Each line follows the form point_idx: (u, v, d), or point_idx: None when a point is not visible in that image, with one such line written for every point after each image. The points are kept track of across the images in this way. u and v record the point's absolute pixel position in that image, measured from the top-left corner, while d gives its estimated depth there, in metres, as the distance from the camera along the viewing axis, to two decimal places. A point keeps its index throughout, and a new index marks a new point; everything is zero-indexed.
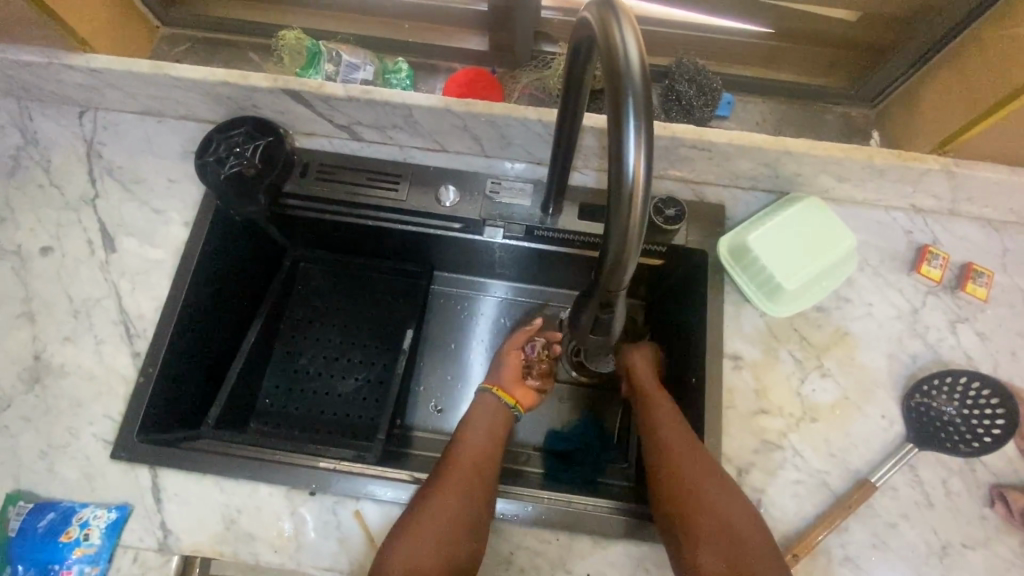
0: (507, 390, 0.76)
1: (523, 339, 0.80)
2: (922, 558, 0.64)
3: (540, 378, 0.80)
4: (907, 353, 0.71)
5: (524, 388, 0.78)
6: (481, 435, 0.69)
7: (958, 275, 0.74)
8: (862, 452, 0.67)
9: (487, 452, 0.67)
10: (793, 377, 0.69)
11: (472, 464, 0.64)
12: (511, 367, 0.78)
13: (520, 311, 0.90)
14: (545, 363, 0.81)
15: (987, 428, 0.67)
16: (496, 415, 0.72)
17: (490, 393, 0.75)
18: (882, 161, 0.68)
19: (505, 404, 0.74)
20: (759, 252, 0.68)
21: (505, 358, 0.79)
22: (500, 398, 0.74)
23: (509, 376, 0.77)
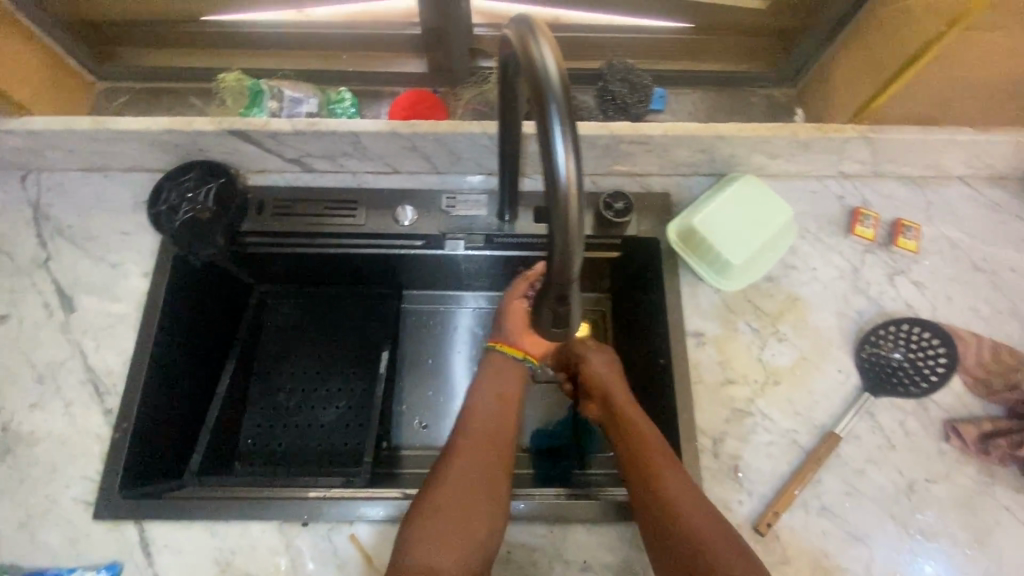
0: (513, 344, 0.70)
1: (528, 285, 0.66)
2: (891, 497, 0.68)
3: None
4: (855, 308, 0.76)
5: (535, 337, 0.69)
6: (488, 416, 0.66)
7: (889, 232, 0.80)
8: (826, 407, 0.71)
9: (496, 434, 0.65)
10: (754, 345, 0.73)
11: (478, 455, 0.62)
12: (516, 318, 0.68)
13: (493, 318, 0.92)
14: None
15: (932, 368, 0.72)
16: (503, 388, 0.68)
17: (494, 349, 0.70)
18: (805, 135, 0.73)
19: (513, 359, 0.69)
20: (705, 232, 0.73)
21: (511, 306, 0.68)
22: (506, 354, 0.70)
23: (516, 326, 0.69)
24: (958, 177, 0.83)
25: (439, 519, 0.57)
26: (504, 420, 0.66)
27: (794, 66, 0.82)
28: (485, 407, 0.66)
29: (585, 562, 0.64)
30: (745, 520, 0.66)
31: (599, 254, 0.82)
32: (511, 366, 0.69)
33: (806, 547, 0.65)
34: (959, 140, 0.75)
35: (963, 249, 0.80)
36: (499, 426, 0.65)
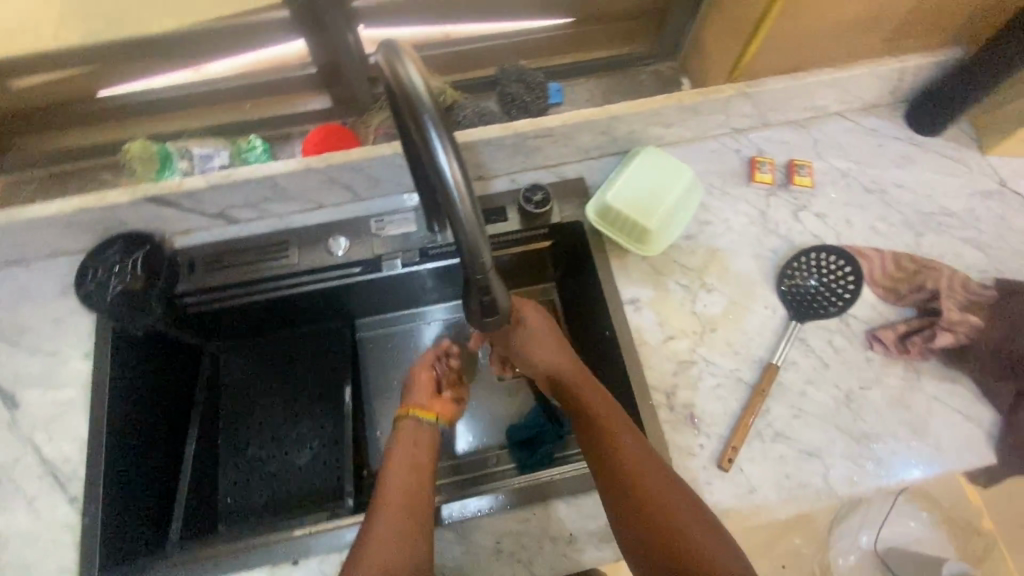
0: (425, 408, 0.79)
1: (432, 359, 0.84)
2: (834, 411, 0.74)
3: (451, 389, 0.84)
4: (769, 248, 0.82)
5: (442, 401, 0.81)
6: (408, 456, 0.72)
7: (786, 173, 0.87)
8: (761, 342, 0.77)
9: (417, 477, 0.69)
10: (685, 301, 0.79)
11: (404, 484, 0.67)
12: (422, 386, 0.81)
13: (447, 330, 0.95)
14: (452, 375, 0.86)
15: (844, 287, 0.79)
16: (416, 437, 0.75)
17: (408, 418, 0.77)
18: (690, 101, 0.80)
19: (426, 422, 0.77)
20: (618, 206, 0.78)
21: (417, 378, 0.82)
22: (421, 417, 0.77)
23: (423, 395, 0.81)
24: (837, 112, 0.91)
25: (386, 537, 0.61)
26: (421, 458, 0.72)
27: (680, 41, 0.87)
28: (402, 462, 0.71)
29: (571, 534, 0.67)
30: (708, 460, 0.71)
31: (531, 245, 0.86)
32: (423, 429, 0.76)
33: (767, 472, 0.70)
34: (826, 79, 0.83)
35: (852, 176, 0.88)
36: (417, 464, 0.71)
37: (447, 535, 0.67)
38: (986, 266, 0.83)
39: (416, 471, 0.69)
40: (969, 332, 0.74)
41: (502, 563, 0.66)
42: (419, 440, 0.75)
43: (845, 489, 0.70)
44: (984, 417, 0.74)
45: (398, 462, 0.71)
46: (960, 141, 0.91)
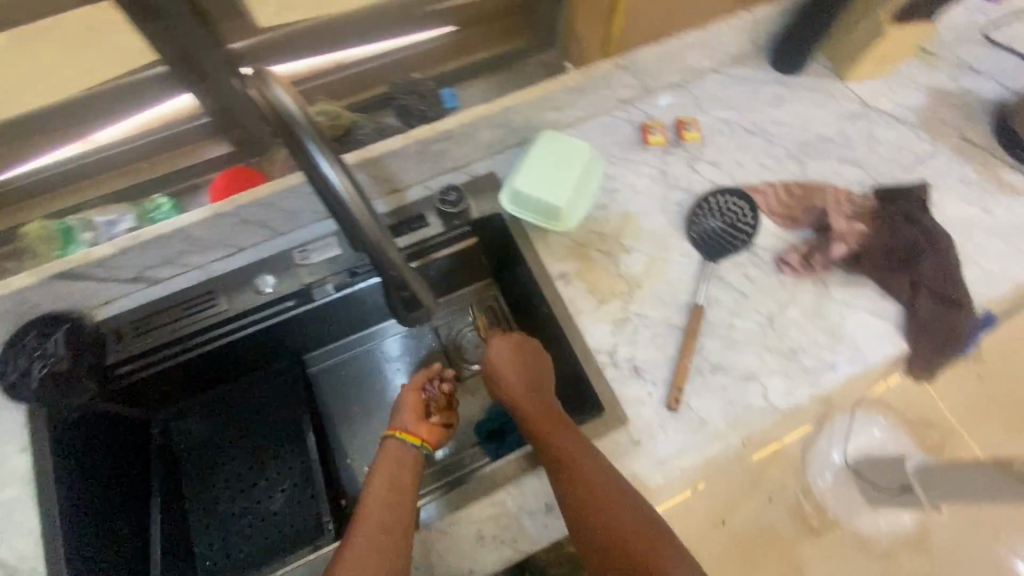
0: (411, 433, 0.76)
1: (424, 380, 0.81)
2: (761, 334, 0.80)
3: (442, 413, 0.81)
4: (675, 201, 0.88)
5: (429, 425, 0.78)
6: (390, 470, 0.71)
7: (676, 131, 0.94)
8: (684, 288, 0.83)
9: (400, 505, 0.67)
10: (609, 265, 0.84)
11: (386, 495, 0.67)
12: (410, 409, 0.79)
13: (399, 346, 0.98)
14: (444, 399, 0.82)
15: (746, 222, 0.85)
16: (402, 456, 0.73)
17: (393, 438, 0.75)
18: (573, 82, 0.85)
19: (411, 446, 0.75)
20: (528, 190, 0.82)
21: (406, 402, 0.79)
22: (404, 440, 0.75)
23: (410, 417, 0.78)
24: (711, 69, 0.99)
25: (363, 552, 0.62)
26: (403, 468, 0.72)
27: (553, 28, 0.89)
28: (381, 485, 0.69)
29: (547, 504, 0.70)
30: (658, 405, 0.76)
31: (461, 245, 0.88)
32: (410, 451, 0.74)
33: (713, 404, 0.76)
34: (691, 40, 0.90)
35: (735, 122, 0.96)
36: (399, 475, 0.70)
37: (431, 535, 0.69)
38: (866, 179, 0.91)
39: (395, 492, 0.68)
40: (859, 239, 0.82)
41: (489, 548, 0.68)
42: (405, 463, 0.73)
43: (784, 402, 0.76)
44: (890, 311, 0.82)
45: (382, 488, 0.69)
46: (821, 74, 1.01)
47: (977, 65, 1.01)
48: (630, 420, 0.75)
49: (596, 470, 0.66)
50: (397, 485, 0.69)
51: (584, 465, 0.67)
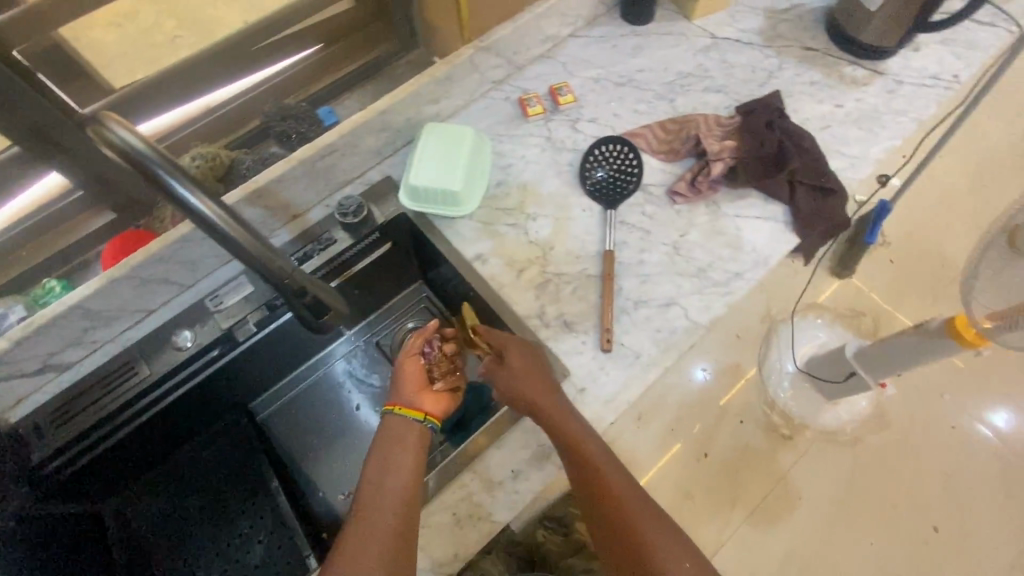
0: (413, 406, 0.75)
1: (419, 344, 0.80)
2: (670, 262, 0.86)
3: (445, 379, 0.80)
4: (566, 162, 0.93)
5: (433, 395, 0.77)
6: (382, 455, 0.70)
7: (552, 98, 0.99)
8: (592, 238, 0.87)
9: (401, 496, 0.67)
10: (519, 235, 0.87)
11: (380, 485, 0.68)
12: (411, 378, 0.77)
13: (345, 368, 0.99)
14: (445, 363, 0.81)
15: (631, 164, 0.91)
16: (397, 435, 0.71)
17: (393, 413, 0.73)
18: (440, 73, 0.88)
19: (414, 420, 0.73)
20: (423, 184, 0.83)
21: (406, 370, 0.78)
22: (407, 415, 0.73)
23: (412, 388, 0.77)
24: (570, 34, 1.05)
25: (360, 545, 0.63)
26: (396, 450, 0.71)
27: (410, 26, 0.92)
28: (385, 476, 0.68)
29: (513, 470, 0.74)
30: (593, 350, 0.80)
31: (374, 254, 0.90)
32: (413, 427, 0.72)
33: (642, 336, 0.81)
34: (542, 10, 0.95)
35: (603, 78, 1.02)
36: (390, 460, 0.69)
37: None
38: (729, 101, 0.99)
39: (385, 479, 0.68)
40: (732, 153, 0.88)
41: (467, 526, 0.71)
42: (405, 441, 0.71)
43: (705, 317, 0.82)
44: (776, 210, 0.89)
45: (388, 479, 0.68)
46: (671, 18, 1.08)
47: None
48: (571, 371, 0.79)
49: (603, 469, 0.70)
50: (387, 471, 0.68)
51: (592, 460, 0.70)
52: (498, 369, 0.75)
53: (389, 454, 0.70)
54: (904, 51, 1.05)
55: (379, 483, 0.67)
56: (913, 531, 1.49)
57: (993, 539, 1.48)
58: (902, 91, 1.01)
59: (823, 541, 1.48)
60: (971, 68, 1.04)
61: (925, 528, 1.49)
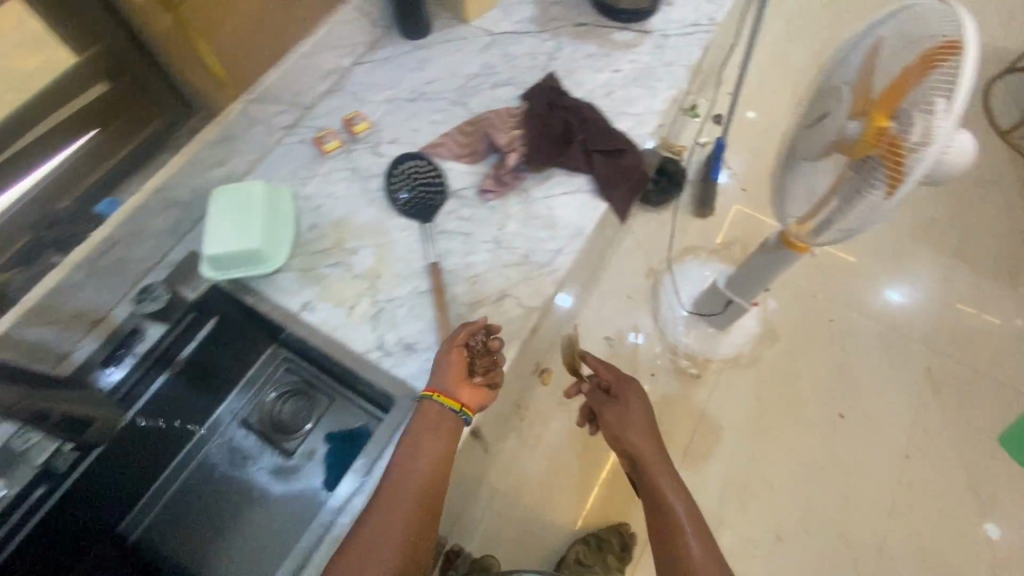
0: (451, 394, 0.73)
1: (465, 335, 0.76)
2: (495, 257, 0.87)
3: (485, 373, 0.76)
4: (374, 187, 0.92)
5: (471, 388, 0.74)
6: (413, 439, 0.70)
7: (347, 129, 0.97)
8: (415, 255, 0.86)
9: (430, 496, 0.67)
10: (342, 273, 0.85)
11: (408, 472, 0.68)
12: (453, 367, 0.74)
13: (219, 454, 0.94)
14: (487, 358, 0.77)
15: (433, 175, 0.92)
16: (433, 421, 0.71)
17: (432, 400, 0.72)
18: (212, 137, 0.85)
19: (451, 410, 0.72)
20: (221, 252, 0.80)
21: (449, 358, 0.75)
22: (443, 404, 0.72)
23: (452, 377, 0.74)
24: (353, 63, 1.05)
25: (370, 530, 0.64)
26: (427, 439, 0.70)
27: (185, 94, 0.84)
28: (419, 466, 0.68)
29: None
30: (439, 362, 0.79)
31: (198, 332, 0.86)
32: (448, 415, 0.71)
33: None
34: (308, 49, 0.94)
35: (394, 98, 1.02)
36: (419, 446, 0.69)
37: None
38: (519, 90, 1.02)
39: (416, 465, 0.68)
40: (520, 141, 0.93)
41: None
42: (440, 427, 0.71)
43: (537, 300, 0.84)
44: (581, 181, 0.94)
45: (419, 466, 0.68)
46: (448, 26, 1.10)
47: None
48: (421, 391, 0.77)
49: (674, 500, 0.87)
50: (414, 454, 0.69)
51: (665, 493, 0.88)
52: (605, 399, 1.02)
53: (417, 442, 0.70)
54: (664, 8, 1.12)
55: (405, 467, 0.68)
56: (823, 421, 1.64)
57: (889, 406, 1.66)
58: (669, 44, 1.08)
59: (751, 456, 1.59)
60: (725, 7, 1.13)
61: (832, 415, 1.65)
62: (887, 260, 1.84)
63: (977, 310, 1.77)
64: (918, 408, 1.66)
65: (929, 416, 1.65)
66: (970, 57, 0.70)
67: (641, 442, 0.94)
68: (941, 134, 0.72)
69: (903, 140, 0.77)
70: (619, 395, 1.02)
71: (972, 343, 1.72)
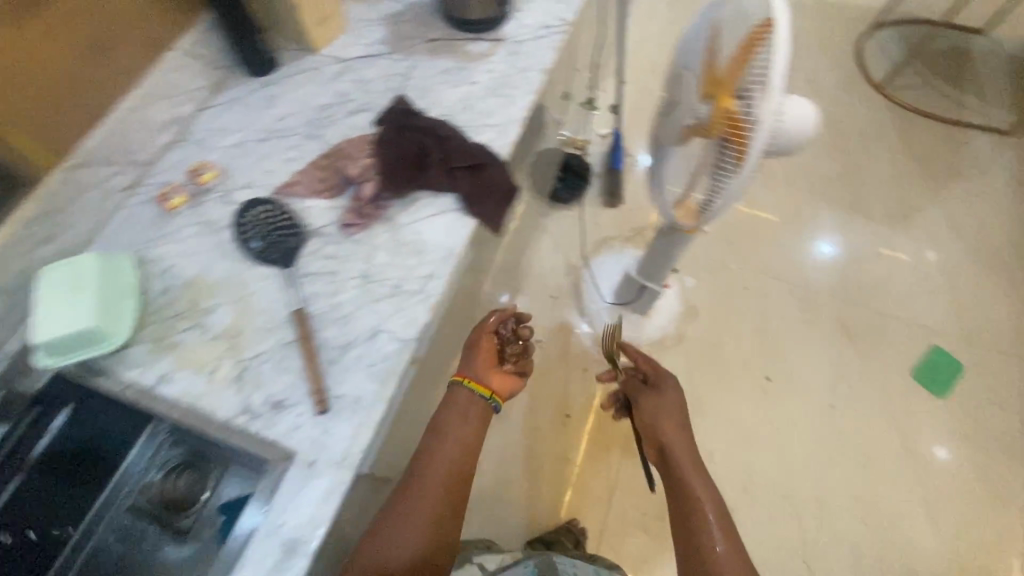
0: (482, 378, 0.98)
1: (496, 326, 1.04)
2: (364, 293, 0.82)
3: (512, 361, 1.04)
4: (226, 239, 0.87)
5: (497, 374, 1.01)
6: (450, 426, 0.90)
7: (193, 181, 0.92)
8: (276, 305, 0.82)
9: (462, 470, 0.87)
10: (199, 336, 0.80)
11: (443, 454, 0.87)
12: (485, 354, 1.02)
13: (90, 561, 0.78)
14: (513, 349, 1.05)
15: (286, 217, 0.87)
16: (465, 408, 0.93)
17: (467, 382, 0.96)
18: (31, 213, 0.78)
19: (481, 393, 0.95)
20: (50, 336, 0.72)
21: (481, 346, 1.02)
22: (473, 386, 0.96)
23: (484, 362, 1.01)
24: (196, 109, 0.99)
25: (412, 503, 0.82)
26: (459, 427, 0.91)
27: (0, 169, 0.75)
28: (454, 446, 0.88)
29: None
30: (308, 417, 0.75)
31: (42, 425, 0.78)
32: (476, 400, 0.94)
33: (357, 378, 0.77)
34: (133, 104, 0.89)
35: (244, 141, 0.97)
36: (454, 434, 0.89)
37: None
38: (376, 115, 0.97)
39: (449, 448, 0.88)
40: (374, 169, 0.88)
41: None
42: (469, 411, 0.93)
43: (412, 331, 0.80)
44: (447, 201, 0.91)
45: (450, 447, 0.88)
46: (296, 58, 1.06)
47: None
48: (293, 448, 0.73)
49: (696, 478, 1.00)
50: (450, 439, 0.88)
51: (690, 472, 1.01)
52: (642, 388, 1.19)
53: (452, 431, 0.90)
54: (516, 14, 1.11)
55: (443, 448, 0.88)
56: (751, 387, 1.71)
57: (810, 361, 1.74)
58: (524, 50, 1.07)
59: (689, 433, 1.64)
60: (575, 6, 1.13)
61: (760, 379, 1.71)
62: (789, 224, 1.95)
63: (874, 258, 1.90)
64: (836, 358, 1.75)
65: (846, 364, 1.74)
66: (782, 27, 0.76)
67: (673, 425, 1.08)
68: (773, 99, 0.77)
69: (747, 110, 0.83)
70: (656, 385, 1.18)
71: (873, 290, 1.85)
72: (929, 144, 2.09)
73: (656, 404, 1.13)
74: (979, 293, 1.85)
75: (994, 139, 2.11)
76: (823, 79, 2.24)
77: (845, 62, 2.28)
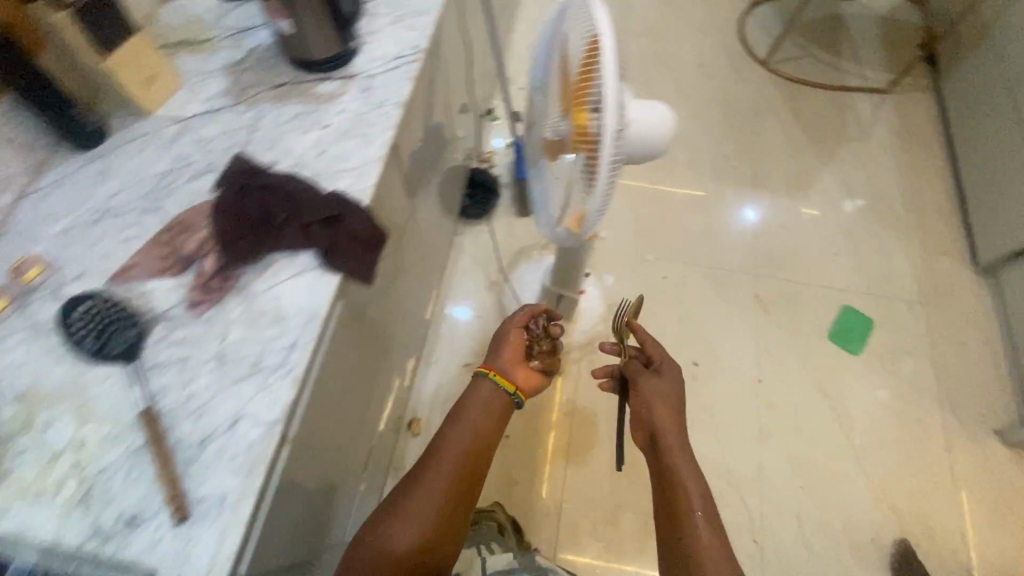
0: (506, 373, 1.15)
1: (521, 321, 1.25)
2: (219, 376, 0.76)
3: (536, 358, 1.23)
4: (58, 341, 0.78)
5: (523, 369, 1.19)
6: (465, 424, 1.05)
7: (15, 280, 0.83)
8: (123, 407, 0.74)
9: (474, 459, 1.03)
10: (34, 458, 0.72)
11: (454, 448, 1.02)
12: (511, 351, 1.20)
13: None
14: (541, 346, 1.27)
15: (121, 307, 0.79)
16: (482, 401, 1.09)
17: (489, 377, 1.11)
18: None
19: (502, 388, 1.11)
20: None
21: (509, 343, 1.21)
22: (494, 381, 1.11)
23: (511, 357, 1.19)
24: (15, 198, 0.90)
25: (422, 493, 0.96)
26: (476, 422, 1.05)
27: None
28: (467, 437, 1.03)
29: None
30: (166, 528, 0.67)
31: None
32: (499, 394, 1.10)
33: (219, 474, 0.70)
34: None
35: (72, 226, 0.88)
36: (467, 429, 1.04)
37: None
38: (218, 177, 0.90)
39: (467, 441, 1.03)
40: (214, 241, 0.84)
41: None
42: (489, 402, 1.09)
43: (276, 410, 0.73)
44: (306, 259, 0.84)
45: (462, 437, 1.03)
46: (128, 125, 0.97)
47: (242, 24, 1.07)
48: (150, 567, 0.65)
49: (681, 465, 1.08)
50: (466, 432, 1.04)
51: (675, 458, 1.09)
52: (640, 370, 1.24)
53: (467, 427, 1.05)
54: (365, 47, 1.06)
55: (456, 439, 1.03)
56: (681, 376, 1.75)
57: (734, 341, 1.79)
58: (377, 84, 1.02)
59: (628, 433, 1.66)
60: (427, 31, 1.09)
61: (688, 366, 1.74)
62: (697, 211, 2.00)
63: (781, 230, 1.97)
64: (758, 334, 1.80)
65: (768, 338, 1.79)
66: (607, 36, 0.77)
67: (664, 410, 1.14)
68: (608, 105, 0.77)
69: (590, 116, 0.81)
70: (656, 369, 1.23)
71: (783, 261, 1.91)
72: (817, 111, 2.18)
73: (654, 390, 1.17)
74: (880, 248, 1.93)
75: (875, 97, 2.21)
76: (713, 61, 2.30)
77: (731, 42, 2.34)
